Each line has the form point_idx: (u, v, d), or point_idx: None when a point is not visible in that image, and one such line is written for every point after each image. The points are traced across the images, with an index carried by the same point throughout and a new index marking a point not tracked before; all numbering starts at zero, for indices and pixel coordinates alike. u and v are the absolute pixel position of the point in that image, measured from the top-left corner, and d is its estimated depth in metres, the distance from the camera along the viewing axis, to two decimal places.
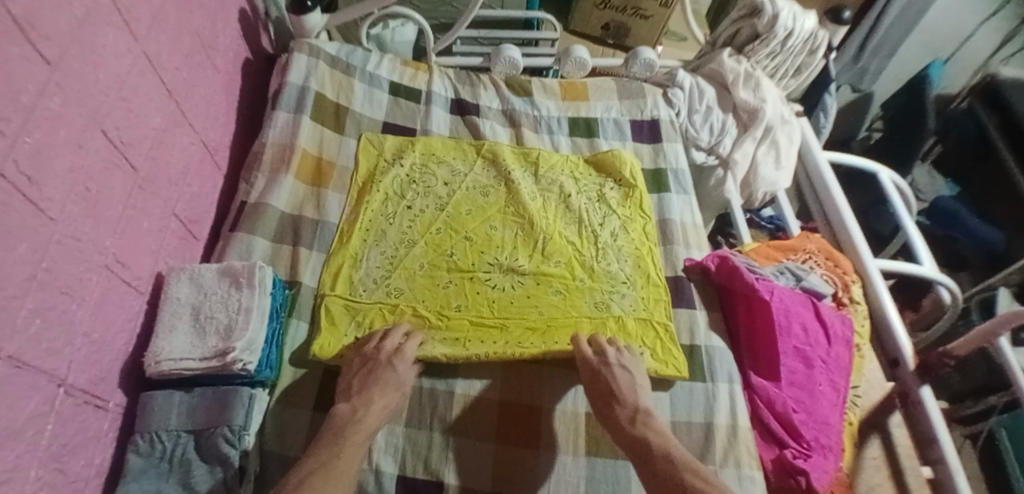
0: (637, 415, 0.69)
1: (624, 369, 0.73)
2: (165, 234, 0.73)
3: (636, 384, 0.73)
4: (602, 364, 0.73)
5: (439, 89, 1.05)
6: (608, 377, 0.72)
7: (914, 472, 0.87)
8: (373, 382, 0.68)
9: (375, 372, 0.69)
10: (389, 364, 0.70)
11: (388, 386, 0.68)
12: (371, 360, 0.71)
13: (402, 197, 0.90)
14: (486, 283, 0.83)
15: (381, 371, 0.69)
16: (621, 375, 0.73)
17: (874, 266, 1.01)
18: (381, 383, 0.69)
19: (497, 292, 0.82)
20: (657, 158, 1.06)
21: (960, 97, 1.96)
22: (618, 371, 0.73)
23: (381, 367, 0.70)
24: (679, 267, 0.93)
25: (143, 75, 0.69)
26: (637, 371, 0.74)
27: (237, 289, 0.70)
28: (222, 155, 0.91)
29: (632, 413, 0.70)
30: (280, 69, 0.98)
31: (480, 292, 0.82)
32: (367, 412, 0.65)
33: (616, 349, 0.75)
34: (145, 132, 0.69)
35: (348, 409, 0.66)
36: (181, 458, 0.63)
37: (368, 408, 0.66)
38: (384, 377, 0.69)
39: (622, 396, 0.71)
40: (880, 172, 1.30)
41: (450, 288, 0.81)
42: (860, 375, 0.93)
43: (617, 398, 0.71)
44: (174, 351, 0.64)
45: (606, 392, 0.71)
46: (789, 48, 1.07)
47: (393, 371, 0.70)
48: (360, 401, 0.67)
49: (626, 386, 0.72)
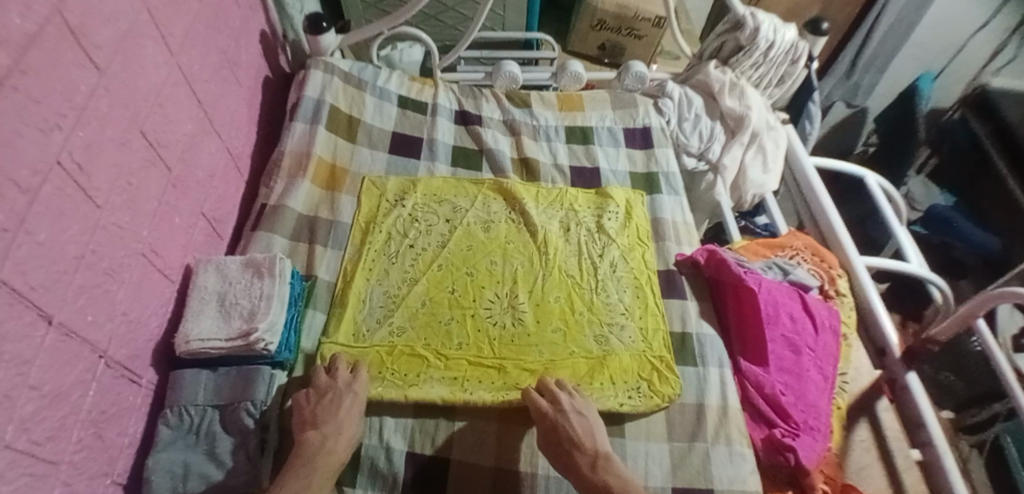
0: (598, 460, 0.70)
1: (575, 414, 0.73)
2: (194, 230, 0.80)
3: (592, 427, 0.73)
4: (556, 411, 0.73)
5: (444, 102, 1.13)
6: (563, 424, 0.72)
7: (902, 454, 0.90)
8: (336, 412, 0.69)
9: (335, 403, 0.70)
10: (347, 393, 0.72)
11: (348, 416, 0.70)
12: (328, 389, 0.72)
13: (404, 236, 0.93)
14: (487, 319, 0.85)
15: (340, 401, 0.71)
16: (575, 419, 0.73)
17: (861, 264, 1.06)
18: (344, 409, 0.70)
19: (497, 329, 0.84)
20: (649, 162, 1.12)
21: (953, 110, 1.98)
22: (573, 417, 0.73)
23: (341, 395, 0.71)
24: (671, 261, 0.99)
25: (176, 87, 0.77)
26: (583, 410, 0.75)
27: (259, 278, 0.76)
28: (245, 162, 0.98)
29: (592, 459, 0.70)
30: (296, 85, 1.06)
31: (481, 328, 0.84)
32: (337, 441, 0.67)
33: (568, 395, 0.75)
34: (176, 136, 0.76)
35: (318, 437, 0.67)
36: (207, 431, 0.68)
37: (336, 437, 0.68)
38: (343, 405, 0.70)
39: (583, 443, 0.71)
40: (867, 175, 1.35)
41: (452, 324, 0.84)
42: (848, 363, 0.98)
43: (576, 435, 0.71)
44: (202, 332, 0.70)
45: (556, 433, 0.72)
46: (772, 59, 1.15)
47: (353, 396, 0.72)
48: (330, 433, 0.68)
49: (583, 431, 0.72)
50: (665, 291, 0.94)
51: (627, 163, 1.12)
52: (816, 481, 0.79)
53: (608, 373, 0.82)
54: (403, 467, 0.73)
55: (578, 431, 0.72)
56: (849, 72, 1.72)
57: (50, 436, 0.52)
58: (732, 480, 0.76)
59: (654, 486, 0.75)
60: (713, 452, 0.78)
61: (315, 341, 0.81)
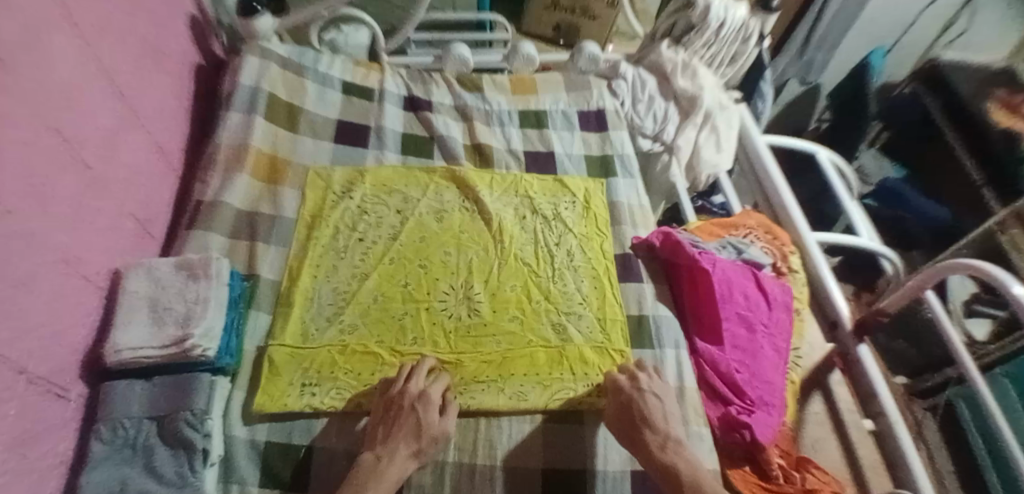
0: (668, 444, 0.71)
1: (651, 397, 0.74)
2: (120, 231, 0.75)
3: (659, 411, 0.73)
4: (633, 388, 0.75)
5: (392, 87, 1.09)
6: (643, 405, 0.73)
7: (856, 425, 0.94)
8: (397, 431, 0.68)
9: (398, 422, 0.69)
10: (413, 410, 0.70)
11: (408, 433, 0.68)
12: (393, 407, 0.70)
13: (353, 229, 0.90)
14: (442, 313, 0.83)
15: (405, 417, 0.69)
16: (653, 401, 0.74)
17: (812, 239, 1.08)
18: (403, 429, 0.68)
19: (452, 322, 0.82)
20: (604, 145, 1.11)
21: (902, 85, 2.04)
22: (651, 398, 0.74)
23: (404, 414, 0.69)
24: (628, 244, 0.98)
25: (94, 79, 0.71)
26: (661, 400, 0.75)
27: (194, 280, 0.72)
28: (176, 156, 0.93)
29: (663, 441, 0.71)
30: (231, 72, 1.01)
31: (436, 322, 0.82)
32: (390, 463, 0.65)
33: (644, 375, 0.77)
34: (97, 132, 0.71)
35: (372, 459, 0.66)
36: (144, 444, 0.65)
37: (391, 459, 0.66)
38: (406, 421, 0.69)
39: (654, 422, 0.72)
40: (818, 152, 1.37)
41: (406, 319, 0.81)
42: (801, 338, 1.00)
43: (650, 420, 0.72)
44: (133, 341, 0.65)
45: (632, 414, 0.73)
46: (723, 37, 1.15)
47: (417, 416, 0.69)
48: (385, 450, 0.67)
49: (658, 413, 0.73)
50: (622, 274, 0.94)
51: (582, 146, 1.10)
52: (771, 456, 0.80)
53: (567, 362, 0.81)
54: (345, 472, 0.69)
55: (650, 418, 0.73)
56: (802, 49, 1.74)
57: None
58: None
59: (613, 471, 0.74)
60: None
61: (260, 344, 0.77)
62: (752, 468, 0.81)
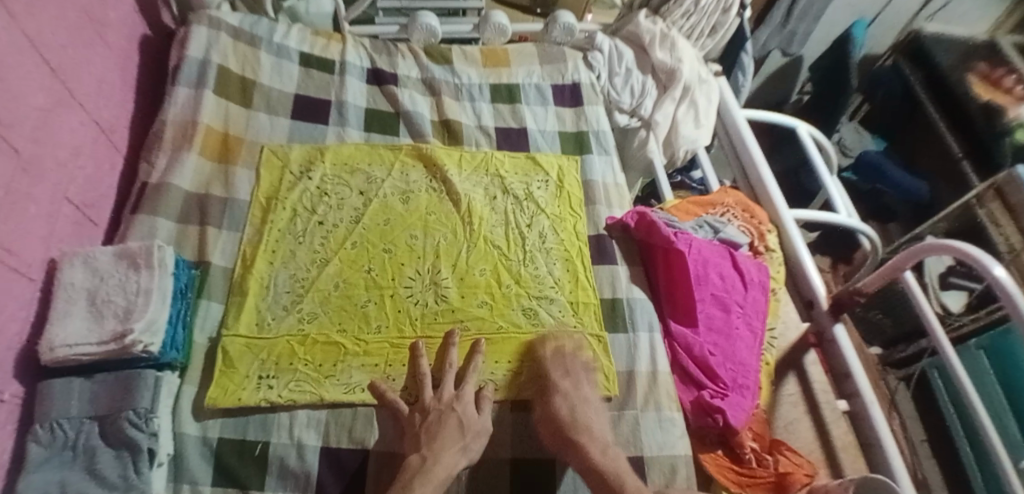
0: (607, 448, 0.67)
1: (581, 410, 0.70)
2: (57, 219, 0.70)
3: (589, 417, 0.70)
4: (575, 392, 0.72)
5: (354, 59, 1.03)
6: (581, 412, 0.70)
7: (830, 406, 0.92)
8: (438, 431, 0.65)
9: (438, 424, 0.66)
10: (453, 411, 0.68)
11: (451, 433, 0.66)
12: (431, 410, 0.68)
13: (312, 212, 0.85)
14: (408, 300, 0.80)
15: (446, 419, 0.67)
16: (591, 411, 0.71)
17: (790, 217, 1.06)
18: (445, 430, 0.66)
19: (419, 309, 0.79)
20: (579, 121, 1.07)
21: (884, 57, 1.99)
22: (563, 403, 0.70)
23: (446, 416, 0.67)
24: (601, 225, 0.95)
25: (23, 54, 0.66)
26: (594, 411, 0.71)
27: (136, 270, 0.67)
28: (119, 135, 0.87)
29: (602, 447, 0.67)
30: (177, 44, 0.94)
31: (401, 309, 0.78)
32: (437, 462, 0.62)
33: (572, 382, 0.73)
34: (26, 112, 0.65)
35: (418, 459, 0.63)
36: (85, 446, 0.61)
37: (438, 457, 0.63)
38: (448, 423, 0.66)
39: (570, 429, 0.68)
40: (799, 126, 1.34)
41: (369, 307, 0.78)
42: (776, 317, 0.99)
43: (587, 429, 0.68)
44: (69, 337, 0.61)
45: (568, 423, 0.69)
46: (703, 7, 1.11)
47: (458, 416, 0.67)
48: (429, 449, 0.64)
49: (581, 415, 0.70)
50: (596, 257, 0.91)
51: (556, 123, 1.06)
52: (743, 440, 0.79)
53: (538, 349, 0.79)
54: (316, 463, 0.66)
55: (584, 429, 0.69)
56: (784, 20, 1.67)
57: None
58: (661, 446, 0.75)
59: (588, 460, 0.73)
60: (642, 419, 0.76)
61: (212, 335, 0.73)
62: (724, 452, 0.81)
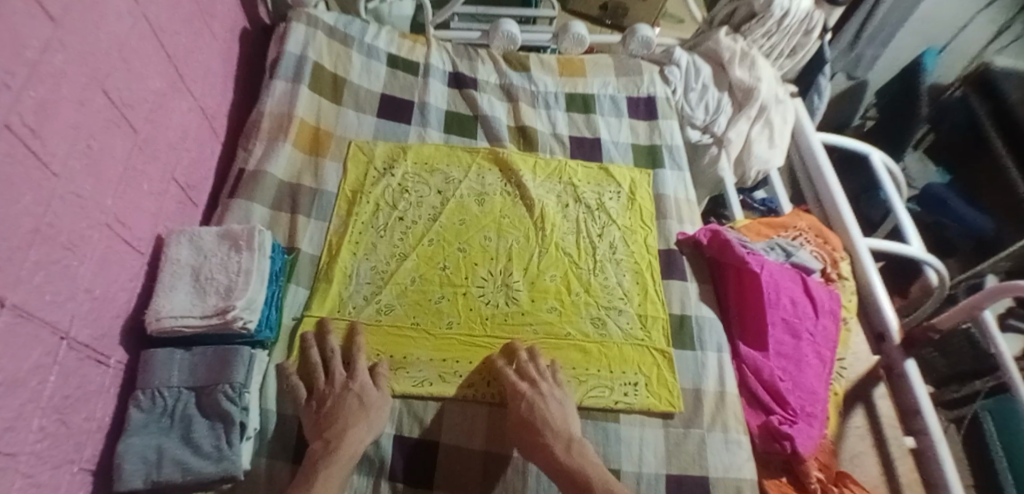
0: (571, 445, 0.66)
1: (541, 405, 0.69)
2: (164, 197, 0.74)
3: (549, 412, 0.68)
4: (534, 393, 0.70)
5: (437, 62, 1.06)
6: (540, 407, 0.69)
7: (896, 441, 0.90)
8: (338, 414, 0.66)
9: (338, 406, 0.66)
10: (349, 392, 0.68)
11: (352, 416, 0.66)
12: (327, 395, 0.68)
13: (393, 207, 0.88)
14: (480, 299, 0.81)
15: (344, 399, 0.67)
16: (552, 406, 0.69)
17: (864, 246, 1.04)
18: (344, 414, 0.66)
19: (490, 309, 0.80)
20: (652, 133, 1.07)
21: (953, 86, 1.89)
22: (551, 404, 0.69)
23: (342, 398, 0.67)
24: (672, 240, 0.95)
25: (144, 40, 0.70)
26: (557, 404, 0.70)
27: (236, 251, 0.71)
28: (219, 122, 0.91)
29: (566, 443, 0.66)
30: (277, 39, 0.99)
31: (473, 308, 0.80)
32: (341, 443, 0.63)
33: (532, 383, 0.71)
34: (143, 94, 0.69)
35: (321, 445, 0.63)
36: (182, 415, 0.64)
37: (341, 439, 0.63)
38: (348, 402, 0.66)
39: (553, 425, 0.67)
40: (871, 152, 1.31)
41: (443, 303, 0.80)
42: (846, 348, 0.98)
43: (548, 425, 0.67)
44: (175, 309, 0.65)
45: (530, 420, 0.68)
46: (785, 27, 1.10)
47: (358, 399, 0.67)
48: (331, 434, 0.64)
49: (558, 416, 0.68)
50: (665, 271, 0.91)
51: (630, 135, 1.06)
52: (810, 469, 0.78)
53: (603, 359, 0.79)
54: (390, 452, 0.68)
55: (545, 424, 0.67)
56: (852, 44, 1.60)
57: (8, 428, 0.47)
58: (727, 468, 0.74)
59: (649, 472, 0.72)
60: (709, 438, 0.76)
61: (297, 317, 0.77)
62: (788, 479, 0.79)
